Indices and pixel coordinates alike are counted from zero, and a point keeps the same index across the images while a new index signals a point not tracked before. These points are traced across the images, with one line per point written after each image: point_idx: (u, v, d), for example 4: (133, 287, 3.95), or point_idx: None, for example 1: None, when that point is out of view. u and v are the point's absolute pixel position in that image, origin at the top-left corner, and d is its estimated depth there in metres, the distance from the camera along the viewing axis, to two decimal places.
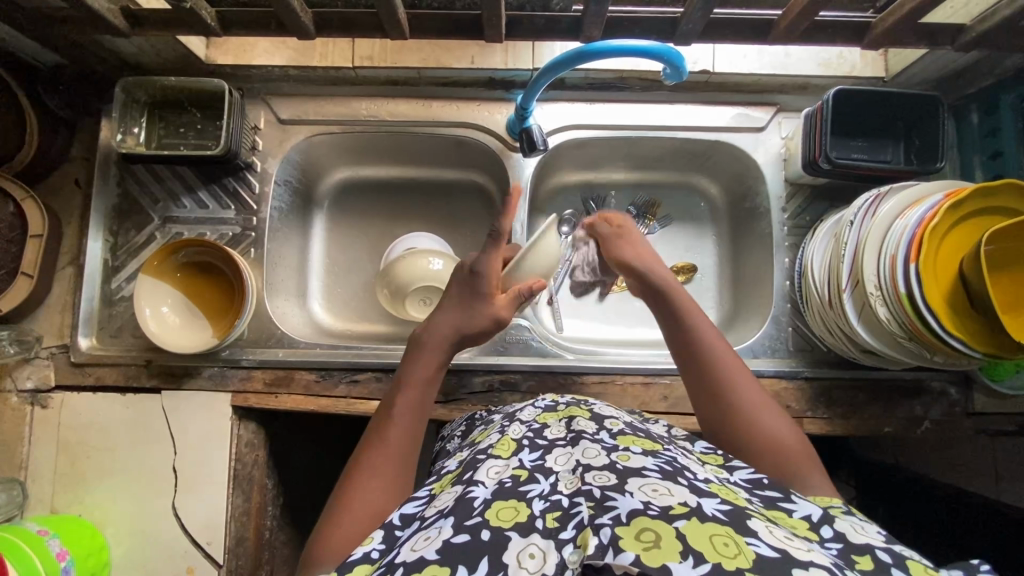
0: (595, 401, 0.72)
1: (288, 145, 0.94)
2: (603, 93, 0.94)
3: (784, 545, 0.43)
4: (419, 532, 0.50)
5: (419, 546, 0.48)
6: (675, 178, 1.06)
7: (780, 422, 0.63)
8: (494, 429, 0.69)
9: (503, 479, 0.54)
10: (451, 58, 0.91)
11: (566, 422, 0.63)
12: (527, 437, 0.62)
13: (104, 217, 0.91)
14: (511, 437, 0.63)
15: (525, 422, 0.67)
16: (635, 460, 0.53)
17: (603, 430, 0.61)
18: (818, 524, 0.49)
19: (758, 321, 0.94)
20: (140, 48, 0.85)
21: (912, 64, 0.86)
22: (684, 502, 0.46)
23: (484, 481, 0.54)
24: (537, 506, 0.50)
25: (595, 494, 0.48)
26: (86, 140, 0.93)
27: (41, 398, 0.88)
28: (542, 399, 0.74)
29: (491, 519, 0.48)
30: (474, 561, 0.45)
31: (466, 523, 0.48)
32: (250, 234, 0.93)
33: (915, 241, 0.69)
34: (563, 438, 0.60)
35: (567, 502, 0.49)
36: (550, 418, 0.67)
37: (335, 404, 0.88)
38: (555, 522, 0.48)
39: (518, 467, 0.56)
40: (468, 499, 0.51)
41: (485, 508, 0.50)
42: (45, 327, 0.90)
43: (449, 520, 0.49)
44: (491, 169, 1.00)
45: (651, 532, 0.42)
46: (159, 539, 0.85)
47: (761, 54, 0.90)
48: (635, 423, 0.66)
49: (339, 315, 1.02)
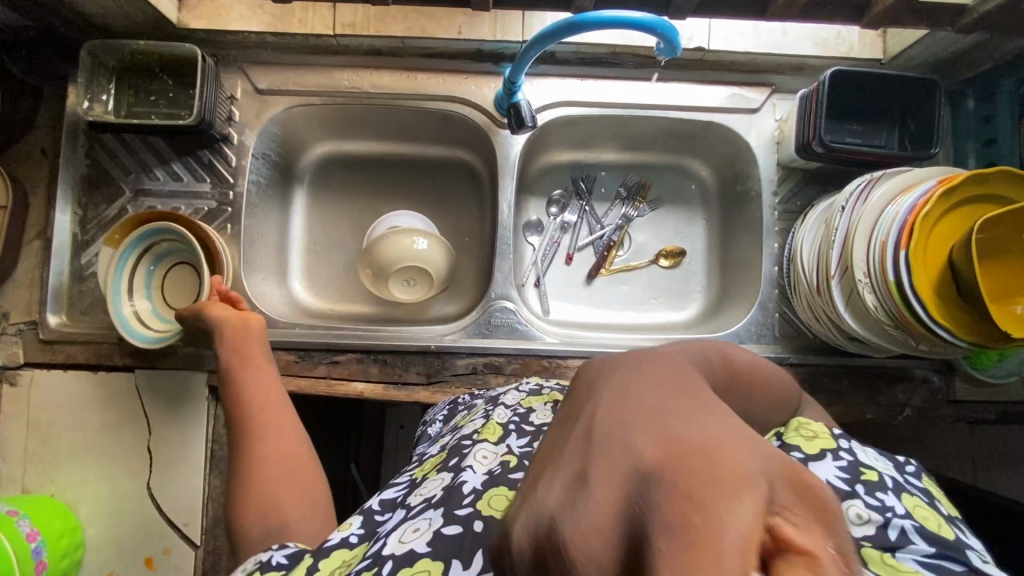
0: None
1: (266, 117, 0.90)
2: (595, 69, 0.90)
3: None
4: (406, 521, 0.51)
5: (407, 538, 0.49)
6: (666, 160, 1.04)
7: None
8: (479, 412, 0.68)
9: (492, 468, 0.53)
10: (437, 28, 0.87)
11: (553, 407, 0.63)
12: (513, 422, 0.61)
13: (72, 188, 0.88)
14: (497, 420, 0.61)
15: (509, 406, 0.65)
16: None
17: None
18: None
19: (745, 306, 0.93)
20: (107, 9, 0.80)
21: (911, 46, 0.84)
22: None
23: (475, 467, 0.54)
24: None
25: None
26: (53, 108, 0.89)
27: (9, 375, 0.85)
28: (525, 383, 0.73)
29: (483, 509, 0.49)
30: (468, 556, 0.47)
31: (456, 513, 0.49)
32: (227, 209, 0.89)
33: (906, 227, 0.68)
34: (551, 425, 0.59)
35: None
36: (535, 403, 0.65)
37: (315, 385, 0.86)
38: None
39: (507, 454, 0.55)
40: (457, 487, 0.51)
41: (475, 498, 0.50)
42: (11, 302, 0.86)
43: (438, 511, 0.50)
44: (479, 146, 0.97)
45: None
46: (134, 520, 0.84)
47: (758, 32, 0.88)
48: None
49: (321, 294, 1.00)
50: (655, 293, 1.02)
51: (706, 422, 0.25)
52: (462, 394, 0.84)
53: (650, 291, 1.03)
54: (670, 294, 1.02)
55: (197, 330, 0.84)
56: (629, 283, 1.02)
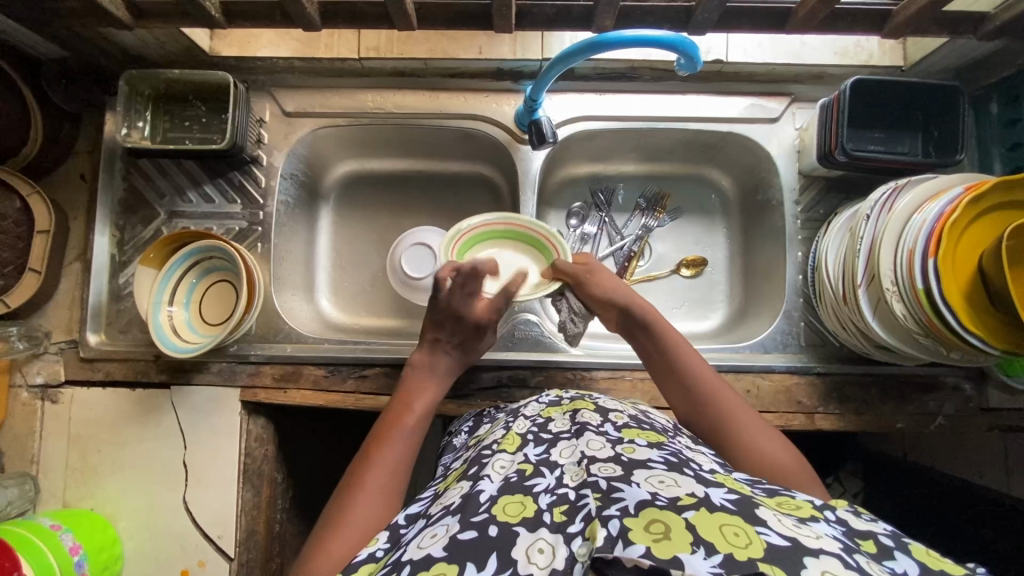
0: (598, 395, 0.72)
1: (293, 138, 0.93)
2: (613, 83, 0.92)
3: (794, 534, 0.43)
4: (425, 530, 0.51)
5: (425, 544, 0.48)
6: (686, 170, 1.04)
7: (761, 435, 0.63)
8: (499, 424, 0.69)
9: (508, 475, 0.55)
10: (458, 49, 0.89)
11: (571, 415, 0.64)
12: (531, 431, 0.62)
13: (110, 212, 0.91)
14: (516, 432, 0.63)
15: (529, 417, 0.67)
16: (640, 453, 0.54)
17: (608, 423, 0.62)
18: (822, 508, 0.50)
19: (769, 316, 0.93)
20: (144, 40, 0.83)
21: (931, 53, 0.83)
22: (692, 493, 0.47)
23: (491, 476, 0.55)
24: (544, 500, 0.51)
25: (601, 485, 0.49)
26: (92, 134, 0.92)
27: (51, 393, 0.88)
28: (545, 394, 0.74)
29: (498, 515, 0.49)
30: (482, 557, 0.45)
31: (472, 519, 0.49)
32: (257, 229, 0.92)
33: (934, 235, 0.67)
34: (567, 431, 0.60)
35: (573, 495, 0.50)
36: (554, 412, 0.67)
37: (343, 399, 0.88)
38: (563, 515, 0.48)
39: (523, 462, 0.56)
40: (475, 495, 0.52)
41: (491, 504, 0.51)
42: (53, 322, 0.90)
43: (456, 517, 0.50)
44: (499, 161, 0.99)
45: (661, 524, 0.43)
46: (171, 533, 0.86)
47: (775, 43, 0.88)
48: (639, 415, 0.66)
49: (347, 309, 1.02)
50: (679, 303, 1.03)
51: (623, 294, 0.77)
52: (489, 408, 0.85)
53: (673, 301, 1.03)
54: (692, 304, 1.03)
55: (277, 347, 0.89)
56: (652, 294, 1.03)
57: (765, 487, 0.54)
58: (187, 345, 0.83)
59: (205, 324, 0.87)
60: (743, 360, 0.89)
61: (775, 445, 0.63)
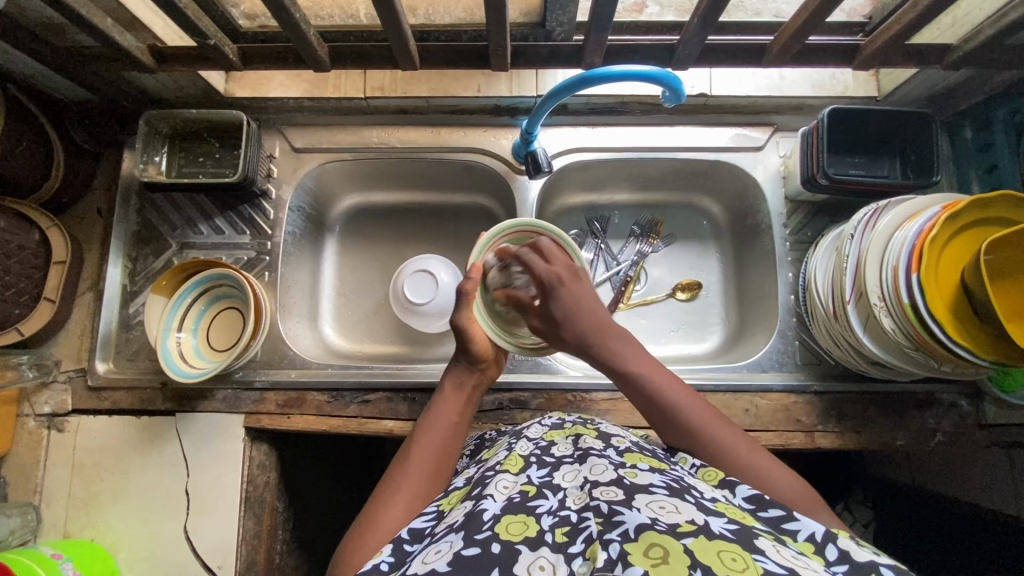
0: (601, 419, 0.73)
1: (301, 172, 0.98)
2: (605, 117, 0.97)
3: (793, 564, 0.44)
4: (429, 546, 0.51)
5: (429, 559, 0.49)
6: (678, 198, 1.09)
7: (778, 471, 0.62)
8: (502, 445, 0.70)
9: (511, 495, 0.55)
10: (458, 87, 0.94)
11: (573, 440, 0.65)
12: (535, 454, 0.63)
13: (124, 244, 0.94)
14: (519, 453, 0.63)
15: (532, 439, 0.67)
16: (642, 478, 0.55)
17: (610, 448, 0.63)
18: (823, 544, 0.49)
19: (765, 335, 0.95)
20: (163, 83, 0.89)
21: (902, 83, 0.89)
22: (692, 520, 0.48)
23: (494, 495, 0.55)
24: (545, 521, 0.52)
25: (603, 508, 0.50)
26: (110, 171, 0.97)
27: (57, 422, 0.89)
28: (548, 416, 0.75)
29: (500, 533, 0.50)
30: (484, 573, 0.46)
31: (476, 536, 0.49)
32: (264, 258, 0.95)
33: (916, 251, 0.70)
34: (570, 456, 0.61)
35: (575, 517, 0.51)
36: (556, 436, 0.68)
37: (346, 424, 0.88)
38: (565, 536, 0.50)
39: (526, 484, 0.57)
40: (478, 513, 0.52)
41: (494, 522, 0.51)
42: (63, 351, 0.92)
43: (459, 534, 0.51)
44: (498, 192, 1.03)
45: (659, 548, 0.44)
46: (171, 563, 0.85)
47: (756, 77, 0.93)
48: (641, 442, 0.67)
49: (350, 337, 1.05)
50: (676, 327, 1.05)
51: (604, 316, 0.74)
52: (489, 430, 0.85)
53: (670, 324, 1.05)
54: (689, 327, 1.05)
55: (284, 374, 0.91)
56: (649, 317, 1.05)
57: (767, 518, 0.53)
58: (189, 371, 0.84)
59: (215, 351, 0.89)
60: (739, 379, 0.90)
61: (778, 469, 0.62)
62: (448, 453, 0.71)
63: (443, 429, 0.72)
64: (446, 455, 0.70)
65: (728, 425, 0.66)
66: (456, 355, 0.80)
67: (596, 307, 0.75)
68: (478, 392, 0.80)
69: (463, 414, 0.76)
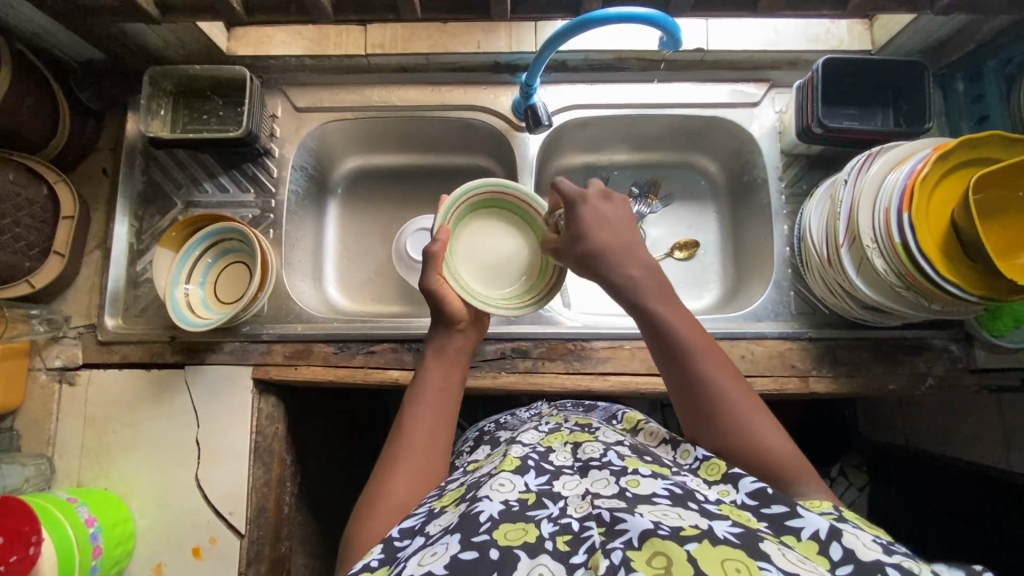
0: (600, 424, 0.74)
1: (303, 131, 0.99)
2: (603, 74, 0.98)
3: (798, 570, 0.45)
4: (424, 548, 0.52)
5: (426, 561, 0.50)
6: (675, 159, 1.10)
7: (770, 429, 0.63)
8: (498, 452, 0.71)
9: (510, 502, 0.56)
10: (457, 43, 0.95)
11: (573, 449, 0.66)
12: (532, 457, 0.64)
13: (129, 202, 0.95)
14: (515, 455, 0.65)
15: (528, 444, 0.69)
16: (645, 486, 0.55)
17: (610, 452, 0.64)
18: (827, 542, 0.49)
19: (761, 287, 0.97)
20: (166, 39, 0.90)
21: (895, 35, 0.90)
22: (695, 524, 0.49)
23: (491, 497, 0.56)
24: (546, 528, 0.53)
25: (605, 517, 0.51)
26: (115, 131, 0.98)
27: (69, 375, 0.91)
28: (545, 422, 0.77)
29: (499, 539, 0.51)
30: None
31: (473, 539, 0.51)
32: (269, 216, 0.97)
33: (907, 191, 0.72)
34: (569, 467, 0.63)
35: (576, 526, 0.53)
36: (554, 442, 0.69)
37: (353, 373, 0.90)
38: (566, 545, 0.51)
39: (525, 490, 0.58)
40: (475, 514, 0.54)
41: (492, 525, 0.52)
42: (73, 307, 0.94)
43: (455, 536, 0.52)
44: (498, 151, 1.05)
45: (663, 557, 0.45)
46: (183, 512, 0.87)
47: (753, 32, 0.95)
48: (641, 445, 0.68)
49: (354, 297, 1.06)
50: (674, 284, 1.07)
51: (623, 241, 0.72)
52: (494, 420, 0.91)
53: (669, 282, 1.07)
54: (686, 284, 1.07)
55: (290, 328, 0.92)
56: None
57: (769, 515, 0.53)
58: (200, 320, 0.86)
59: (220, 303, 0.90)
60: (736, 327, 0.92)
61: (768, 423, 0.64)
62: (444, 420, 0.72)
63: (430, 396, 0.73)
64: (443, 421, 0.72)
65: (730, 371, 0.67)
66: (434, 319, 0.80)
67: (619, 228, 0.73)
68: (465, 353, 0.80)
69: (451, 377, 0.76)
